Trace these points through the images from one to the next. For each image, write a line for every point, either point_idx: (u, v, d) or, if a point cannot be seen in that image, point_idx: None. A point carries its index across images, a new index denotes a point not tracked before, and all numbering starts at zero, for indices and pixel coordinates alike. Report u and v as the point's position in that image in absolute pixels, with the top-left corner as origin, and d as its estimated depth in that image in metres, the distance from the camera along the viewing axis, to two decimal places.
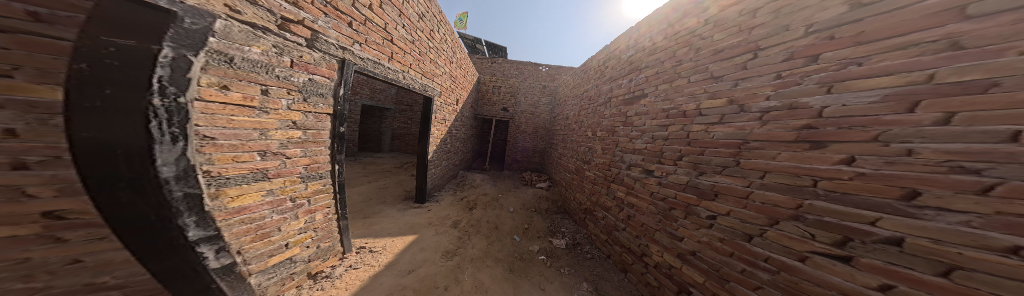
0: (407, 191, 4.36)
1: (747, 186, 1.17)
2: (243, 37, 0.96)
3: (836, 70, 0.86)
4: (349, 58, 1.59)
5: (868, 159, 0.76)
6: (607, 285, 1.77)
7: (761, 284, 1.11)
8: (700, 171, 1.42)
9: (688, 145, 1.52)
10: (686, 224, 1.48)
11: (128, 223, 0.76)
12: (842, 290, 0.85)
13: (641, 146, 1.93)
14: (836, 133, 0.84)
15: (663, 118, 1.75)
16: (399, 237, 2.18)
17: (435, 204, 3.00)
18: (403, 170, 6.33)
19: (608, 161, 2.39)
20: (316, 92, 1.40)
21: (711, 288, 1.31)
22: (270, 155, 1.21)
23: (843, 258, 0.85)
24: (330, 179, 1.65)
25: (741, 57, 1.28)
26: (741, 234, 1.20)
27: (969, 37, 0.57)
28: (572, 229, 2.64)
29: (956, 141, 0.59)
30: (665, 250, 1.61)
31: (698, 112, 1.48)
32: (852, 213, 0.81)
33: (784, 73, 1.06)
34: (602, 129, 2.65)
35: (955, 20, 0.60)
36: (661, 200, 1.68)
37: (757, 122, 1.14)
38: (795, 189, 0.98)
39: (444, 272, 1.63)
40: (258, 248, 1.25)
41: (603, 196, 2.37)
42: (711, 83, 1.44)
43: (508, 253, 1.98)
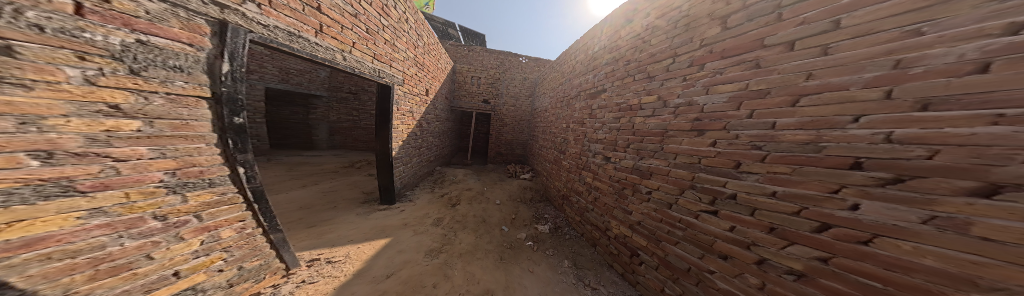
0: (366, 192, 3.71)
1: (667, 165, 1.56)
2: None
3: (711, 77, 1.31)
4: (240, 23, 1.10)
5: (721, 142, 1.23)
6: (583, 259, 2.08)
7: (679, 240, 1.54)
8: (641, 156, 1.78)
9: (633, 134, 1.88)
10: (634, 200, 1.86)
11: None
12: (716, 235, 1.31)
13: (602, 136, 2.28)
14: (708, 124, 1.29)
15: (617, 112, 2.10)
16: (369, 242, 1.88)
17: (410, 204, 2.70)
18: (358, 170, 5.32)
19: (579, 151, 2.72)
20: (161, 62, 0.83)
21: (651, 248, 1.73)
22: (71, 156, 0.67)
23: (712, 212, 1.32)
24: (234, 186, 1.19)
25: (665, 61, 1.65)
26: (665, 203, 1.60)
27: (764, 60, 1.06)
28: (553, 214, 2.92)
29: (752, 129, 1.09)
30: (621, 223, 1.99)
31: (639, 106, 1.83)
32: (714, 180, 1.28)
33: (687, 76, 1.46)
34: (573, 122, 2.98)
35: (757, 47, 1.10)
36: (617, 182, 2.03)
37: (671, 116, 1.54)
38: (690, 166, 1.41)
39: (430, 270, 1.54)
40: (112, 286, 0.84)
41: (575, 183, 2.71)
42: (647, 82, 1.80)
43: (497, 243, 2.03)
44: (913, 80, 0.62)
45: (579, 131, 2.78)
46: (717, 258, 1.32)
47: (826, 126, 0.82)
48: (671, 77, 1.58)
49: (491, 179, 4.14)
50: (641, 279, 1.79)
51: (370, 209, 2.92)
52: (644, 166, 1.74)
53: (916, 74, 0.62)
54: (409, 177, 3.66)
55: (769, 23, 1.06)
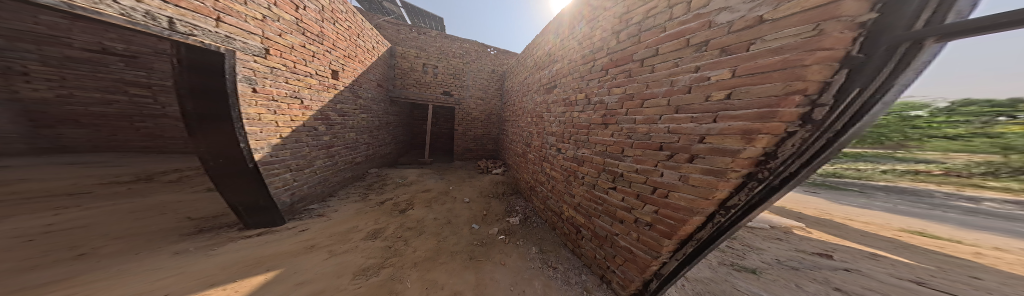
0: (193, 218, 2.21)
1: (592, 154, 2.15)
2: None
3: (608, 81, 1.90)
4: None
5: (614, 135, 1.87)
6: (545, 242, 2.37)
7: (601, 215, 2.09)
8: (578, 147, 2.34)
9: (571, 128, 2.44)
10: (576, 185, 2.39)
11: None
12: (615, 205, 1.92)
13: (555, 129, 2.76)
14: (606, 119, 1.94)
15: (563, 107, 2.60)
16: (236, 282, 1.25)
17: (317, 221, 2.16)
18: (199, 182, 3.17)
19: (540, 143, 3.16)
20: None
21: (584, 222, 2.27)
22: None
23: (613, 188, 1.94)
24: None
25: (588, 65, 2.16)
26: (591, 184, 2.18)
27: (631, 71, 1.67)
28: (523, 205, 3.20)
29: (627, 121, 1.73)
30: (569, 206, 2.47)
31: (573, 102, 2.37)
32: (613, 163, 1.91)
33: (600, 79, 2.01)
34: (535, 116, 3.41)
35: (627, 61, 1.71)
36: (566, 170, 2.53)
37: (593, 111, 2.09)
38: (602, 153, 2.03)
39: (369, 289, 1.23)
40: None
41: (536, 175, 3.15)
42: (577, 81, 2.30)
43: (466, 243, 1.91)
44: (675, 94, 1.34)
45: (540, 123, 3.20)
46: (617, 223, 1.92)
47: (646, 123, 1.58)
48: (591, 79, 2.10)
49: (459, 177, 4.07)
50: (583, 251, 2.28)
51: (220, 239, 1.89)
52: (580, 155, 2.31)
53: (681, 86, 1.30)
54: (317, 184, 3.15)
55: (635, 43, 1.64)
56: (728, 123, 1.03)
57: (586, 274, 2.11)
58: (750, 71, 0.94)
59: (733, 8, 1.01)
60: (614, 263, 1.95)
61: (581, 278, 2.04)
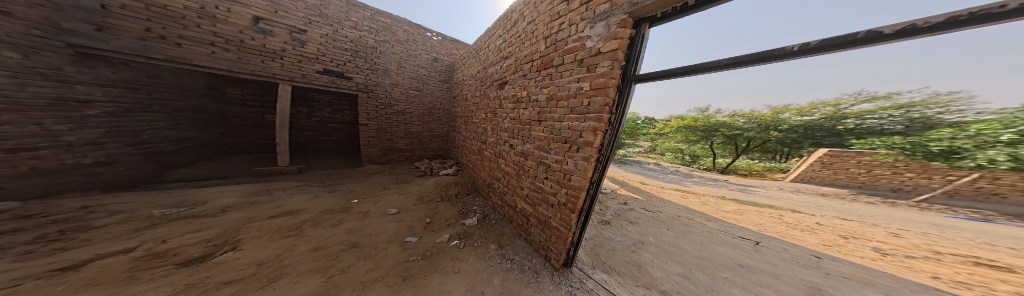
0: None
1: (529, 147, 2.48)
2: None
3: (535, 81, 2.27)
4: None
5: (540, 131, 2.26)
6: (506, 234, 2.50)
7: (541, 204, 2.38)
8: (522, 142, 2.61)
9: (514, 123, 2.76)
10: (524, 177, 2.60)
11: None
12: (547, 192, 2.26)
13: (507, 125, 2.94)
14: (535, 116, 2.32)
15: (512, 102, 2.79)
16: None
17: None
18: None
19: (494, 139, 3.28)
20: None
21: (529, 209, 2.54)
22: None
23: (546, 178, 2.26)
24: None
25: (528, 64, 2.41)
26: (530, 174, 2.50)
27: (552, 74, 2.03)
28: (483, 205, 3.34)
29: (549, 118, 2.11)
30: (523, 198, 2.63)
31: (518, 98, 2.64)
32: (544, 155, 2.24)
33: (535, 77, 2.29)
34: (490, 113, 3.47)
35: (547, 66, 2.07)
36: (516, 164, 2.74)
37: (529, 110, 2.45)
38: (536, 148, 2.35)
39: None
40: None
41: (491, 171, 3.31)
42: (521, 79, 2.55)
43: (392, 263, 1.70)
44: (568, 98, 1.84)
45: (495, 120, 3.30)
46: (550, 207, 2.24)
47: (559, 120, 1.99)
48: (530, 78, 2.36)
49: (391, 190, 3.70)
50: (532, 237, 2.49)
51: None
52: (526, 150, 2.54)
53: (573, 91, 1.77)
54: None
55: (552, 49, 1.97)
56: (590, 122, 1.62)
57: (535, 258, 2.27)
58: (595, 86, 1.54)
59: (595, 35, 1.45)
60: (551, 243, 2.24)
61: (530, 263, 2.17)
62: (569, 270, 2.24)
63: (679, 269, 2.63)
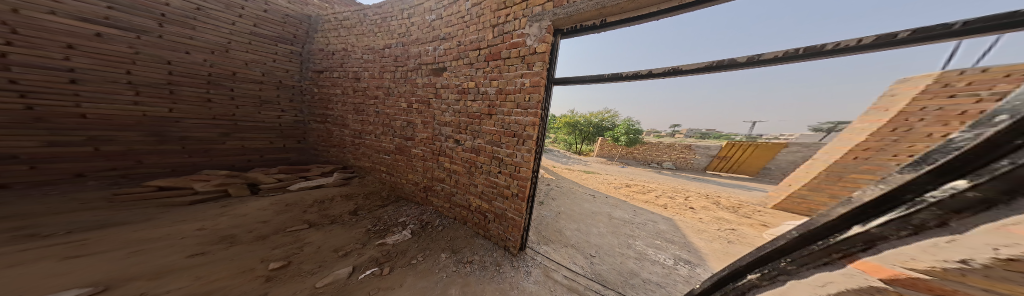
0: None
1: (480, 142, 2.21)
2: None
3: (481, 71, 2.10)
4: None
5: (488, 124, 2.11)
6: (462, 240, 2.38)
7: (495, 202, 2.32)
8: (468, 136, 2.31)
9: (462, 117, 2.32)
10: (477, 174, 2.35)
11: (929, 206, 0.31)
12: (500, 184, 2.22)
13: (450, 119, 2.42)
14: (485, 109, 2.09)
15: (456, 92, 2.34)
16: None
17: None
18: None
19: (433, 134, 2.61)
20: None
21: (484, 205, 2.39)
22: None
23: (496, 171, 2.19)
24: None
25: (473, 52, 2.16)
26: (482, 167, 2.29)
27: (499, 67, 1.97)
28: (410, 210, 2.83)
29: (498, 110, 2.01)
30: (477, 196, 2.43)
31: (461, 89, 2.28)
32: (495, 150, 2.12)
33: (484, 68, 2.08)
34: (426, 104, 2.65)
35: (495, 57, 1.99)
36: (465, 161, 2.40)
37: (475, 101, 2.17)
38: (490, 142, 2.14)
39: None
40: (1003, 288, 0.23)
41: (425, 172, 2.79)
42: (467, 68, 2.22)
43: None
44: (512, 90, 1.90)
45: (433, 112, 2.59)
46: (506, 200, 2.21)
47: (507, 114, 1.96)
48: (478, 68, 2.13)
49: (27, 258, 1.63)
50: (490, 232, 2.43)
51: None
52: (476, 145, 2.25)
53: (517, 86, 1.86)
54: None
55: (503, 41, 1.94)
56: (530, 115, 1.82)
57: (495, 252, 2.29)
58: (533, 83, 1.79)
59: (533, 35, 1.78)
60: (511, 232, 2.29)
61: (492, 258, 2.21)
62: (524, 254, 2.38)
63: (575, 225, 3.54)
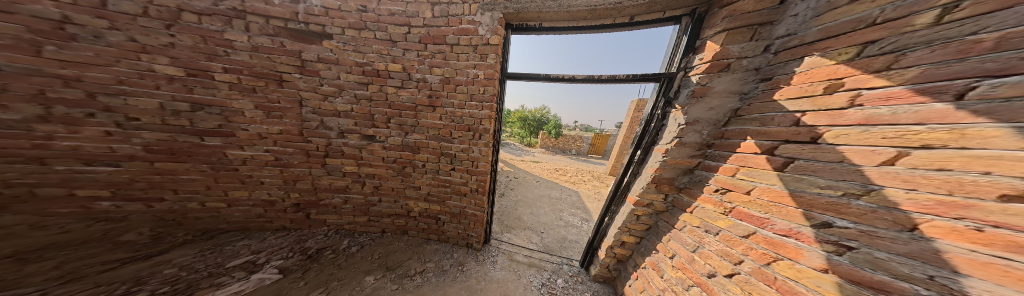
0: None
1: (422, 138, 1.94)
2: (691, 93, 1.37)
3: (424, 56, 1.73)
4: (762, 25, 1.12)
5: (433, 116, 1.86)
6: (401, 254, 2.16)
7: (449, 201, 2.18)
8: (403, 131, 1.93)
9: (388, 108, 1.86)
10: (416, 175, 2.09)
11: (636, 168, 1.76)
12: (436, 178, 2.08)
13: (349, 108, 1.83)
14: (429, 100, 1.81)
15: (359, 73, 1.74)
16: None
17: None
18: None
19: (300, 120, 1.83)
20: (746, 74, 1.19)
21: (429, 207, 2.23)
22: (675, 122, 1.45)
23: (435, 169, 2.04)
24: (641, 168, 1.72)
25: (400, 28, 1.67)
26: (414, 162, 2.03)
27: (446, 54, 1.72)
28: (256, 244, 2.05)
29: (455, 101, 1.80)
30: (418, 199, 2.20)
31: (386, 73, 1.77)
32: (447, 146, 1.94)
33: (420, 53, 1.72)
34: (255, 75, 1.66)
35: (438, 42, 1.70)
36: (393, 162, 2.05)
37: (415, 90, 1.80)
38: (436, 136, 1.92)
39: None
40: (650, 187, 1.61)
41: (289, 184, 2.09)
42: (388, 45, 1.70)
43: None
44: (467, 83, 1.75)
45: (282, 91, 1.73)
46: (462, 197, 2.14)
47: (459, 107, 1.82)
48: (409, 49, 1.71)
49: None
50: (446, 234, 2.34)
51: None
52: (412, 141, 1.95)
53: (470, 77, 1.74)
54: None
55: (447, 24, 1.66)
56: (486, 111, 1.78)
57: (456, 252, 2.27)
58: (488, 76, 1.71)
59: (485, 24, 1.64)
60: (471, 229, 2.26)
61: (452, 259, 2.17)
62: (489, 246, 2.47)
63: (531, 210, 3.93)
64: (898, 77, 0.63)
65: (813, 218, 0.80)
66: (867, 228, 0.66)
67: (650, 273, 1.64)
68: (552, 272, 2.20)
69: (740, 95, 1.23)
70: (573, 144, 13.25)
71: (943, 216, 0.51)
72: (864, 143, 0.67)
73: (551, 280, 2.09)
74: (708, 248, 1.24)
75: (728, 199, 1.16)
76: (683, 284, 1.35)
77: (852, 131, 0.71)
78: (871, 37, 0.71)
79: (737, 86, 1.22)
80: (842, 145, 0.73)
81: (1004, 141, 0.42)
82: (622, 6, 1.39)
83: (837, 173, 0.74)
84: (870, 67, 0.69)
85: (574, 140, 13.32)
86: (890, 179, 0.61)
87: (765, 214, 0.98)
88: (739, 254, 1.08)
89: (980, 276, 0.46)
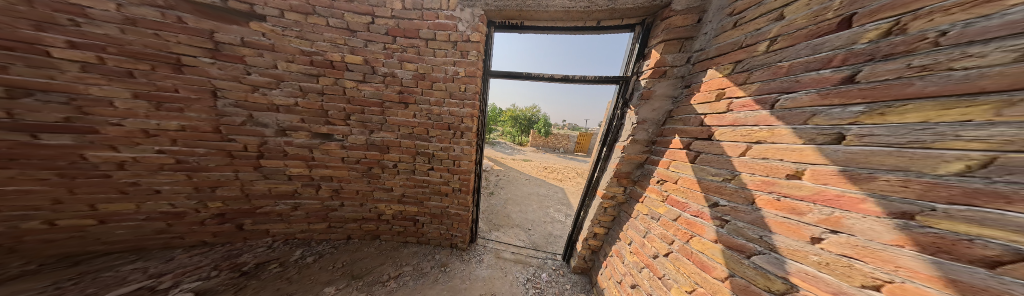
0: None
1: (394, 137, 1.79)
2: (641, 95, 1.56)
3: (395, 50, 1.58)
4: (686, 39, 1.39)
5: (406, 113, 1.73)
6: (371, 260, 1.99)
7: (429, 202, 2.07)
8: (369, 129, 1.75)
9: (348, 104, 1.65)
10: (386, 176, 1.93)
11: (602, 164, 1.94)
12: (412, 179, 1.96)
13: (297, 102, 1.58)
14: (401, 96, 1.67)
15: (306, 63, 1.50)
16: None
17: None
18: None
19: (215, 114, 1.49)
20: (677, 79, 1.45)
21: (406, 210, 2.10)
22: (631, 122, 1.62)
23: (410, 170, 1.92)
24: (606, 164, 1.91)
25: (362, 17, 1.49)
26: (382, 163, 1.87)
27: (420, 49, 1.60)
28: (157, 266, 1.63)
29: (433, 99, 1.70)
30: (390, 202, 2.04)
31: (344, 66, 1.56)
32: (423, 145, 1.83)
33: (387, 46, 1.56)
34: (134, 56, 1.29)
35: (408, 36, 1.56)
36: (357, 163, 1.85)
37: (382, 85, 1.63)
38: (408, 135, 1.79)
39: None
40: (612, 182, 1.79)
41: (209, 192, 1.72)
42: (347, 35, 1.51)
43: None
44: (447, 80, 1.67)
45: (183, 79, 1.38)
46: (444, 198, 2.05)
47: (437, 105, 1.72)
48: (372, 40, 1.54)
49: None
50: (427, 236, 2.23)
51: None
52: (380, 141, 1.78)
53: (449, 74, 1.65)
54: None
55: (419, 17, 1.54)
56: (468, 109, 1.72)
57: (438, 253, 2.19)
58: (469, 73, 1.65)
59: (465, 20, 1.57)
60: (455, 229, 2.19)
61: (435, 261, 2.09)
62: (475, 246, 2.44)
63: (519, 208, 4.00)
64: (748, 89, 0.98)
65: (708, 200, 1.09)
66: (734, 205, 0.97)
67: (614, 260, 1.83)
68: (537, 268, 2.30)
69: (672, 98, 1.49)
70: (556, 141, 13.81)
71: (764, 190, 0.85)
72: (733, 139, 1.00)
73: (536, 275, 2.18)
74: (653, 233, 1.45)
75: (665, 188, 1.39)
76: (637, 267, 1.54)
77: (727, 130, 1.04)
78: (739, 58, 1.07)
79: (671, 90, 1.48)
80: (722, 141, 1.06)
81: (789, 137, 0.78)
82: (591, 10, 1.50)
83: (721, 163, 1.06)
84: (737, 81, 1.04)
85: (560, 139, 13.84)
86: (748, 166, 0.92)
87: (685, 200, 1.23)
88: (672, 236, 1.29)
89: (781, 232, 0.79)
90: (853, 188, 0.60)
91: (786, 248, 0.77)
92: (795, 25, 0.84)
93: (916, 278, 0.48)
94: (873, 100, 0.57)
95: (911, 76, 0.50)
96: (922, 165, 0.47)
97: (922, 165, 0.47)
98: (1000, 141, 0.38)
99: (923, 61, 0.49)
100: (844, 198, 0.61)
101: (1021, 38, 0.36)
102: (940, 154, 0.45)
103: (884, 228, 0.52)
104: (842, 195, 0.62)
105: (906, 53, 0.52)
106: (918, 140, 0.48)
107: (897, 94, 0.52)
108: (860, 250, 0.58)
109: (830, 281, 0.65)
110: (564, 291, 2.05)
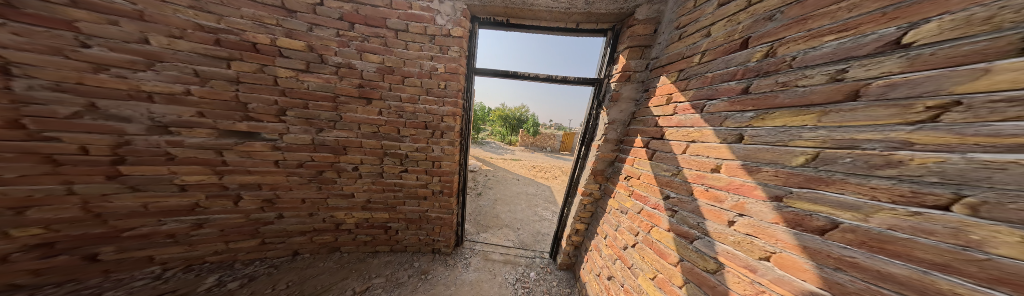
0: None
1: (355, 136, 1.62)
2: (611, 97, 1.66)
3: (359, 41, 1.43)
4: (645, 46, 1.53)
5: (370, 110, 1.57)
6: (328, 276, 1.79)
7: (405, 207, 1.93)
8: (317, 128, 1.54)
9: (282, 95, 1.43)
10: (345, 181, 1.74)
11: (580, 162, 2.04)
12: (380, 183, 1.80)
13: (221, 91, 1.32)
14: (365, 92, 1.52)
15: (208, 42, 1.23)
16: None
17: None
18: None
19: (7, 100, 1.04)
20: (639, 82, 1.58)
21: (379, 216, 1.92)
22: (604, 122, 1.73)
23: (377, 174, 1.76)
24: (584, 162, 2.01)
25: None
26: (336, 165, 1.67)
27: (388, 40, 1.47)
28: None
29: (404, 95, 1.58)
30: (353, 209, 1.86)
31: (276, 50, 1.34)
32: (393, 145, 1.68)
33: (340, 31, 1.39)
34: None
35: (363, 22, 1.41)
36: (302, 167, 1.62)
37: (334, 77, 1.45)
38: (371, 135, 1.63)
39: None
40: (590, 179, 1.89)
41: (11, 215, 1.23)
42: (282, 15, 1.30)
43: None
44: (424, 76, 1.56)
45: None
46: (422, 201, 1.93)
47: (410, 102, 1.60)
48: (320, 24, 1.36)
49: None
50: (403, 243, 2.08)
51: None
52: (331, 141, 1.59)
53: (426, 70, 1.56)
54: None
55: (387, 5, 1.41)
56: (449, 106, 1.64)
57: (418, 260, 2.07)
58: (449, 70, 1.57)
59: (445, 13, 1.49)
60: (435, 233, 2.08)
61: (414, 268, 1.97)
62: (461, 249, 2.36)
63: (508, 208, 3.99)
64: (687, 95, 1.14)
65: (662, 193, 1.22)
66: (681, 197, 1.10)
67: (593, 254, 1.94)
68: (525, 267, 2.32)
69: (634, 101, 1.63)
70: (544, 141, 14.10)
71: (696, 182, 1.01)
72: (678, 138, 1.14)
73: (524, 275, 2.20)
74: (622, 226, 1.57)
75: (630, 183, 1.53)
76: (612, 259, 1.65)
77: (673, 130, 1.18)
78: (681, 68, 1.23)
79: (634, 93, 1.61)
80: (671, 140, 1.19)
81: (712, 137, 0.94)
82: (571, 11, 1.55)
83: (670, 160, 1.19)
84: (679, 87, 1.20)
85: (548, 139, 14.15)
86: (689, 162, 1.05)
87: (645, 193, 1.36)
88: (637, 228, 1.41)
89: (710, 218, 0.94)
90: (748, 178, 0.79)
91: (714, 232, 0.92)
92: (716, 43, 1.02)
93: (789, 248, 0.65)
94: (759, 108, 0.76)
95: (777, 90, 0.71)
96: (785, 159, 0.66)
97: (784, 159, 0.67)
98: (820, 140, 0.57)
99: (785, 78, 0.69)
100: (744, 187, 0.80)
101: (835, 65, 0.56)
102: (790, 150, 0.65)
103: (767, 209, 0.71)
104: (744, 185, 0.80)
105: (775, 72, 0.73)
106: (776, 140, 0.70)
107: (771, 104, 0.72)
108: (756, 228, 0.75)
109: (744, 257, 0.80)
110: (551, 289, 2.11)
